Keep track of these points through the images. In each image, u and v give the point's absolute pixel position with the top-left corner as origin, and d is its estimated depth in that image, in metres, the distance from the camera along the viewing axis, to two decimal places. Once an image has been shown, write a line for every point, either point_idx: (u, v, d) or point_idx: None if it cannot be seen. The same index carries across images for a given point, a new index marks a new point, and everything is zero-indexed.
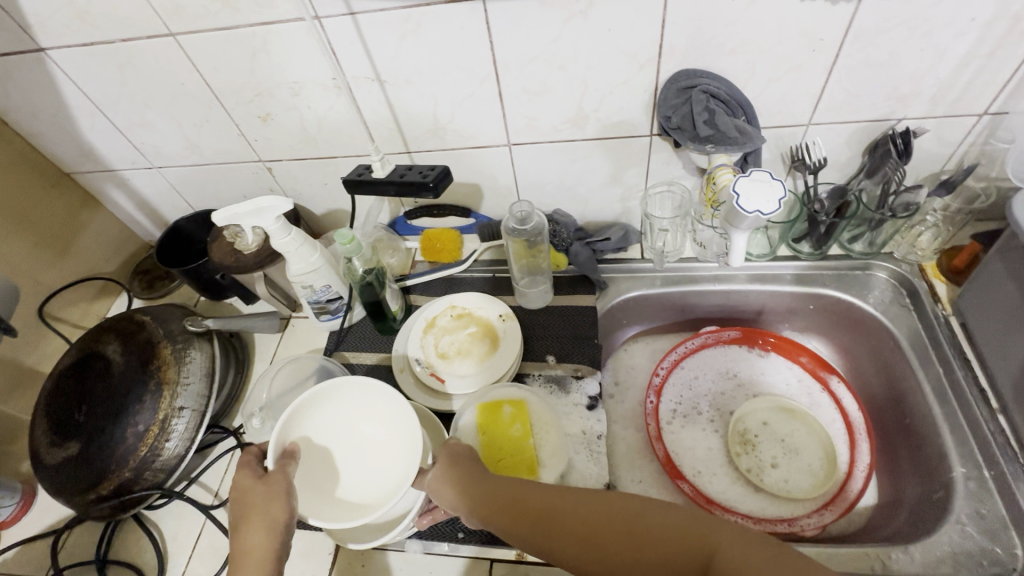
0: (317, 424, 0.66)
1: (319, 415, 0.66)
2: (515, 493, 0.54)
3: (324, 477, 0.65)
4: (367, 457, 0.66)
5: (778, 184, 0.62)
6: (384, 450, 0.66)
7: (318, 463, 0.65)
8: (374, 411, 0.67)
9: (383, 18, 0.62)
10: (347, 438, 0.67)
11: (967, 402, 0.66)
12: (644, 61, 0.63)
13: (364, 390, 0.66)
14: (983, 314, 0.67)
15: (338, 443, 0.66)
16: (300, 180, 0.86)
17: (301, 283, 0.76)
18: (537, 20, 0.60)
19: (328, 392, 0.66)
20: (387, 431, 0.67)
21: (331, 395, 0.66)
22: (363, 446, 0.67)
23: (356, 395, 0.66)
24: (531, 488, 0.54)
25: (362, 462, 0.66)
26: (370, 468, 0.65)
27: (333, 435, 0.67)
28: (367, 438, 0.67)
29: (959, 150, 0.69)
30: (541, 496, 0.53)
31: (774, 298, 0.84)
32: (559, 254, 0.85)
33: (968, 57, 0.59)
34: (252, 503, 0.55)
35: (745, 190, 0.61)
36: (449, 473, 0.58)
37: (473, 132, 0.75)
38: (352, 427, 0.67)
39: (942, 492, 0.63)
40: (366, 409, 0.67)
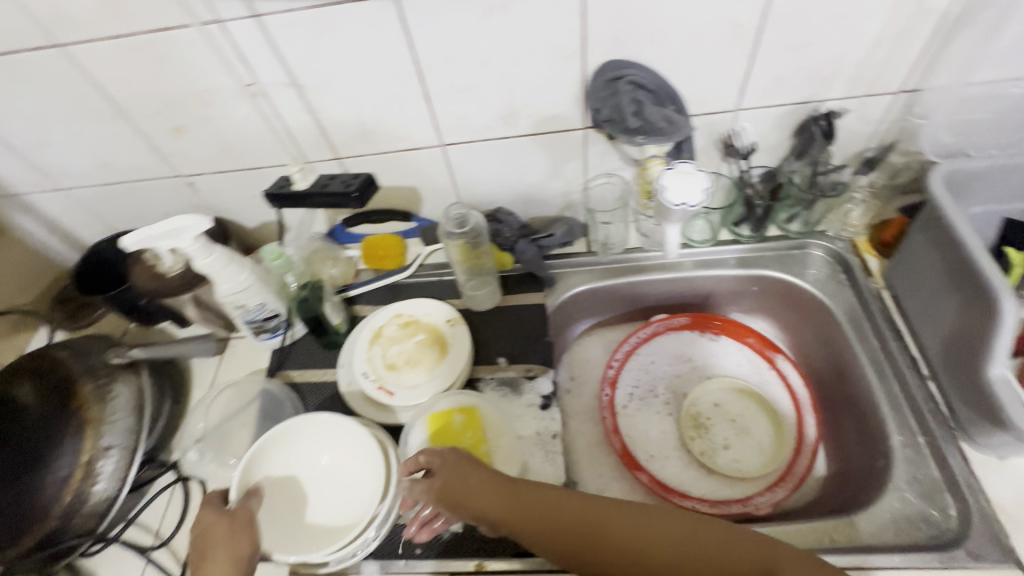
0: (285, 461, 0.66)
1: (287, 451, 0.67)
2: (528, 503, 0.54)
3: (289, 511, 0.63)
4: (334, 489, 0.65)
5: (703, 173, 0.63)
6: (348, 480, 0.65)
7: (286, 500, 0.64)
8: (339, 444, 0.67)
9: (291, 19, 0.58)
10: (314, 472, 0.66)
11: (901, 371, 0.68)
12: (569, 54, 0.62)
13: (329, 420, 0.67)
14: (911, 285, 0.69)
15: (305, 478, 0.66)
16: (225, 193, 0.81)
17: (233, 303, 0.72)
18: (454, 15, 0.58)
19: (295, 426, 0.67)
20: (353, 459, 0.66)
21: (297, 430, 0.67)
22: (330, 479, 0.66)
23: (322, 426, 0.67)
24: (547, 492, 0.55)
25: (329, 496, 0.64)
26: (338, 499, 0.64)
27: (300, 470, 0.66)
28: (333, 470, 0.66)
29: (882, 128, 0.71)
30: (555, 503, 0.54)
31: (719, 282, 0.85)
32: (505, 254, 0.84)
33: (880, 37, 0.61)
34: (214, 541, 0.56)
35: (670, 182, 0.63)
36: (452, 479, 0.55)
37: (403, 133, 0.72)
38: (318, 461, 0.66)
39: (883, 461, 0.65)
40: (333, 441, 0.67)
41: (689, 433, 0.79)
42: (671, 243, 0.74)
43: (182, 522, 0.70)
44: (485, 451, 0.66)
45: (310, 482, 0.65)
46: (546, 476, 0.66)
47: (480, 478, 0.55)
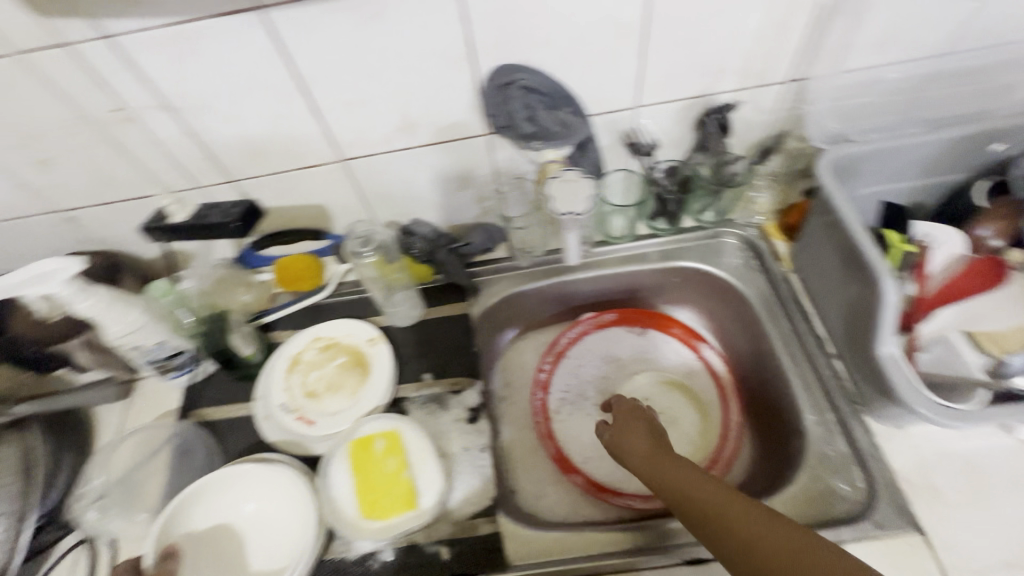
0: (207, 517, 0.63)
1: (208, 507, 0.63)
2: (661, 466, 0.59)
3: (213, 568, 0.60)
4: (262, 538, 0.62)
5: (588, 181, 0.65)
6: (275, 529, 0.62)
7: (217, 556, 0.61)
8: (266, 491, 0.64)
9: (148, 39, 0.54)
10: (241, 522, 0.63)
11: (810, 351, 0.71)
12: (457, 60, 0.60)
13: (246, 467, 0.64)
14: (814, 268, 0.71)
15: (233, 529, 0.62)
16: (112, 227, 0.75)
17: (127, 345, 0.68)
18: (328, 27, 0.55)
19: (218, 478, 0.64)
20: (280, 501, 0.63)
21: (214, 483, 0.63)
22: (260, 526, 0.63)
23: (241, 474, 0.64)
24: (682, 469, 0.57)
25: (260, 544, 0.62)
26: (265, 551, 0.61)
27: (227, 524, 0.63)
28: (261, 516, 0.63)
29: (776, 117, 0.73)
30: (676, 478, 0.56)
31: (641, 276, 0.86)
32: (423, 268, 0.82)
33: (760, 30, 0.62)
34: None
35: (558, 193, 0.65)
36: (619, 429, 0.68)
37: (297, 152, 0.68)
38: (243, 510, 0.63)
39: (798, 440, 0.68)
40: (259, 489, 0.64)
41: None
42: (572, 247, 0.77)
43: None
44: (408, 475, 0.64)
45: (239, 533, 0.62)
46: (476, 492, 0.66)
47: (637, 436, 0.65)
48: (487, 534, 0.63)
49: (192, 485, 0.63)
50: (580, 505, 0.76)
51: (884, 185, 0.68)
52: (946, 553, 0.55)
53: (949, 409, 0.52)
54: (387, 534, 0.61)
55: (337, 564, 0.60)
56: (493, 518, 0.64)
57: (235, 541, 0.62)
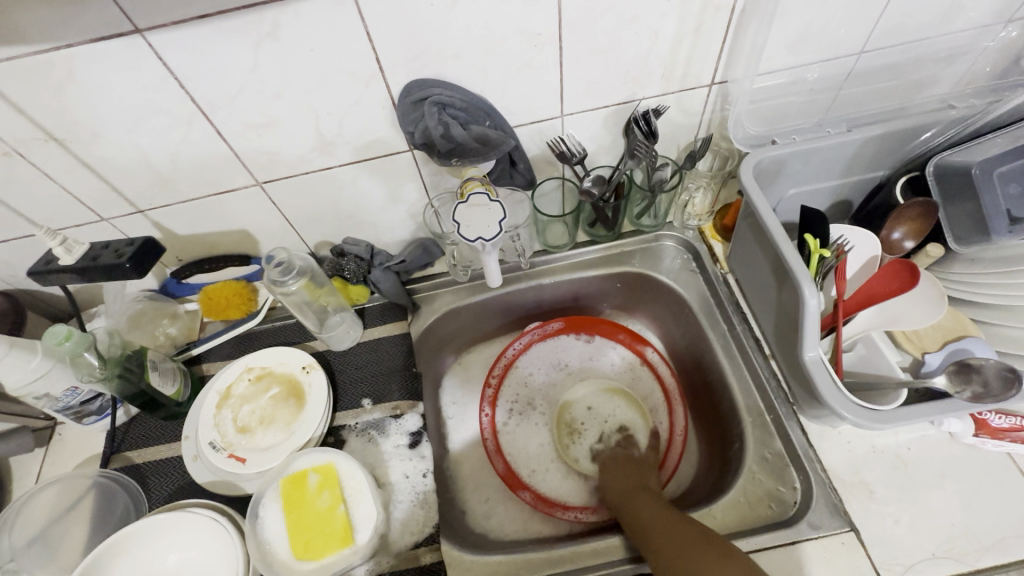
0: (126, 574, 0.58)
1: (126, 563, 0.59)
2: (631, 495, 0.65)
3: None
4: None
5: (497, 206, 0.63)
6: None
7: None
8: (189, 539, 0.60)
9: (18, 68, 0.49)
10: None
11: (747, 354, 0.71)
12: (367, 77, 0.57)
13: (165, 517, 0.60)
14: (746, 271, 0.72)
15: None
16: (15, 265, 0.70)
17: (32, 396, 0.62)
18: (220, 49, 0.52)
19: (135, 532, 0.60)
20: (205, 548, 0.60)
21: (132, 537, 0.59)
22: None
23: (159, 523, 0.60)
24: (642, 496, 0.64)
25: None
26: None
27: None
28: (185, 567, 0.59)
29: (704, 120, 0.73)
30: (634, 501, 0.64)
31: (584, 282, 0.85)
32: (358, 289, 0.79)
33: (679, 35, 0.61)
34: None
35: (465, 218, 0.62)
36: (609, 469, 0.73)
37: (208, 178, 0.65)
38: (165, 563, 0.59)
39: (738, 444, 0.68)
40: (180, 538, 0.60)
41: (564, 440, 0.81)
42: (494, 272, 0.71)
43: None
44: (343, 511, 0.61)
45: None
46: (416, 520, 0.64)
47: (617, 473, 0.71)
48: (429, 564, 0.61)
49: (107, 541, 0.58)
50: (530, 522, 0.75)
51: (809, 185, 0.69)
52: (877, 549, 0.56)
53: (867, 410, 0.52)
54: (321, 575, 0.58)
55: None
56: (435, 546, 0.63)
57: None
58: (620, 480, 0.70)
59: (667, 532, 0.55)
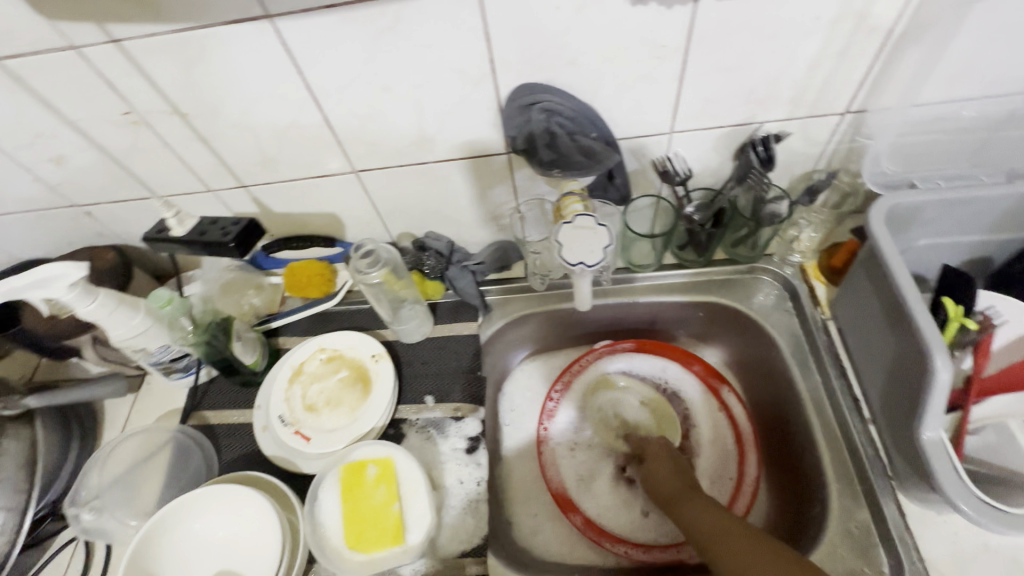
0: (172, 561, 0.60)
1: (171, 549, 0.60)
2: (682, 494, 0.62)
3: None
4: (242, 548, 0.61)
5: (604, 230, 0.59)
6: (245, 532, 0.61)
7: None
8: (224, 509, 0.62)
9: (156, 44, 0.51)
10: (212, 552, 0.61)
11: (842, 413, 0.64)
12: (477, 77, 0.56)
13: (196, 492, 0.62)
14: (855, 322, 0.65)
15: (206, 562, 0.60)
16: (129, 223, 0.75)
17: (131, 348, 0.66)
18: (341, 40, 0.52)
19: (166, 521, 0.61)
20: (242, 513, 0.62)
21: (169, 520, 0.61)
22: (233, 540, 0.61)
23: (191, 501, 0.62)
24: (705, 505, 0.59)
25: (242, 552, 0.60)
26: (248, 552, 0.60)
27: (197, 561, 0.61)
28: (232, 539, 0.61)
29: (828, 149, 0.66)
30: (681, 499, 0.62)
31: (664, 306, 0.80)
32: (433, 284, 0.79)
33: (819, 57, 0.55)
34: None
35: (568, 239, 0.59)
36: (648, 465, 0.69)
37: (309, 161, 0.66)
38: (211, 538, 0.61)
39: (819, 508, 0.63)
40: (215, 512, 0.62)
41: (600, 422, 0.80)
42: (584, 297, 0.69)
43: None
44: (398, 508, 0.62)
45: (212, 564, 0.60)
46: (467, 529, 0.64)
47: (663, 469, 0.67)
48: None
49: (143, 532, 0.60)
50: (576, 546, 0.72)
51: (944, 237, 0.61)
52: None
53: (991, 507, 0.46)
54: (366, 567, 0.59)
55: None
56: (482, 559, 0.62)
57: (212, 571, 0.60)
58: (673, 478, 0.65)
59: (741, 550, 0.51)
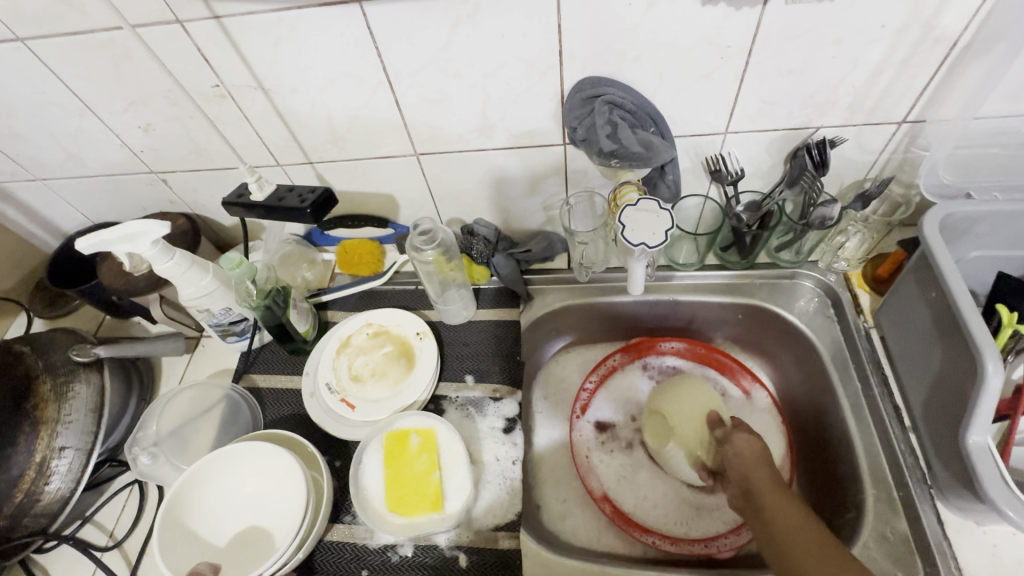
0: (205, 514, 0.63)
1: (204, 500, 0.64)
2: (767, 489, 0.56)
3: (243, 545, 0.62)
4: (272, 502, 0.64)
5: (665, 214, 0.60)
6: (273, 488, 0.64)
7: (234, 549, 0.61)
8: (254, 466, 0.65)
9: (252, 21, 0.55)
10: (242, 506, 0.64)
11: (882, 420, 0.64)
12: (544, 68, 0.59)
13: (231, 448, 0.65)
14: (900, 330, 0.65)
15: (236, 517, 0.63)
16: (199, 192, 0.80)
17: (197, 308, 0.70)
18: (422, 25, 0.55)
19: (198, 479, 0.64)
20: (274, 472, 0.65)
21: (205, 471, 0.64)
22: (262, 495, 0.64)
23: (226, 456, 0.65)
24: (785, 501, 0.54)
25: (271, 506, 0.63)
26: (277, 506, 0.63)
27: (226, 514, 0.63)
28: (262, 495, 0.64)
29: (881, 159, 0.67)
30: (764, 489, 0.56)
31: (702, 307, 0.81)
32: (478, 269, 0.81)
33: (881, 65, 0.56)
34: None
35: (631, 222, 0.59)
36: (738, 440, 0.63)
37: (374, 141, 0.69)
38: (242, 493, 0.64)
39: (854, 513, 0.63)
40: (245, 469, 0.65)
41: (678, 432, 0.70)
42: (637, 280, 0.67)
43: (137, 523, 0.69)
44: (438, 477, 0.64)
45: (242, 518, 0.63)
46: (501, 505, 0.65)
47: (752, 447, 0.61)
48: (507, 550, 0.62)
49: (181, 481, 0.63)
50: (604, 534, 0.73)
51: (997, 250, 0.61)
52: None
53: None
54: (407, 529, 0.62)
55: (360, 550, 0.64)
56: (515, 534, 0.63)
57: (239, 525, 0.63)
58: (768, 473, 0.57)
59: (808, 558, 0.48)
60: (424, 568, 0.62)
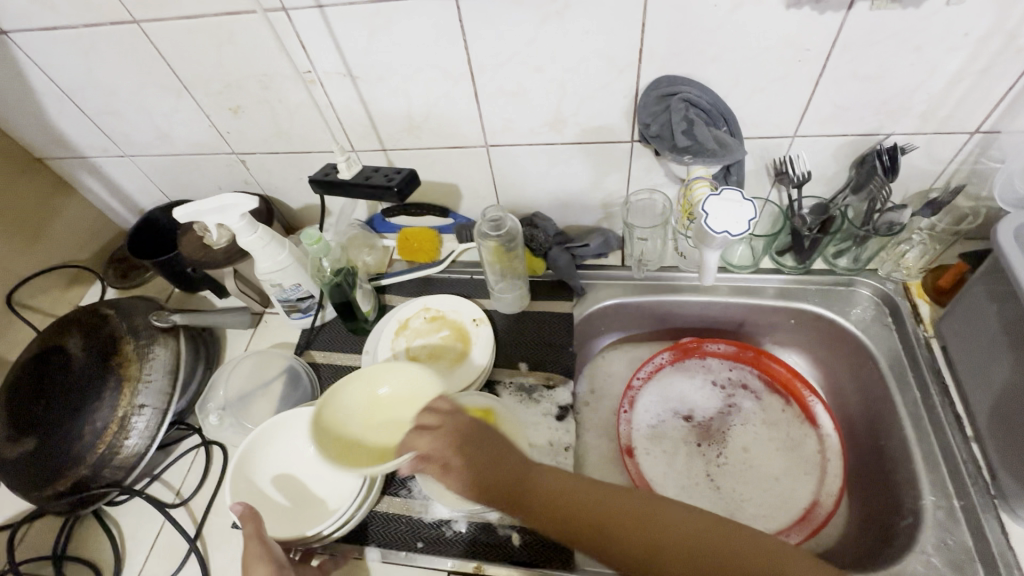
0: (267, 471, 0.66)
1: (268, 457, 0.66)
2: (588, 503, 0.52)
3: (299, 504, 0.64)
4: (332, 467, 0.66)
5: (750, 204, 0.58)
6: None
7: (289, 508, 0.64)
8: None
9: (352, 12, 0.59)
10: (303, 467, 0.67)
11: (943, 428, 0.64)
12: (623, 65, 0.61)
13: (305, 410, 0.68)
14: (965, 339, 0.64)
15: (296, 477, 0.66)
16: (274, 174, 0.84)
17: (270, 282, 0.73)
18: (510, 19, 0.58)
19: (266, 436, 0.67)
20: None
21: (273, 430, 0.67)
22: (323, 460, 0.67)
23: (293, 419, 0.68)
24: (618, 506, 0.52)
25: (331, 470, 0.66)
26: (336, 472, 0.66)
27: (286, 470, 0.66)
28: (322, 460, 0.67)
29: (949, 168, 0.67)
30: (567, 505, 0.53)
31: (755, 310, 0.82)
32: (537, 259, 0.83)
33: (960, 73, 0.57)
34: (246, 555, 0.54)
35: (714, 209, 0.58)
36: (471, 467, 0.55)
37: (449, 131, 0.72)
38: (304, 454, 0.67)
39: (910, 520, 0.62)
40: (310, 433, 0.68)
41: (370, 426, 0.64)
42: (710, 272, 0.65)
43: (202, 484, 0.73)
44: None
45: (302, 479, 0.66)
46: None
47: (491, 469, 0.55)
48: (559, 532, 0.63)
49: (251, 437, 0.66)
50: None
51: None
52: None
53: None
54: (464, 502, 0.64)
55: (415, 522, 0.66)
56: None
57: (298, 484, 0.66)
58: (549, 488, 0.54)
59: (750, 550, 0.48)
60: (475, 543, 0.63)
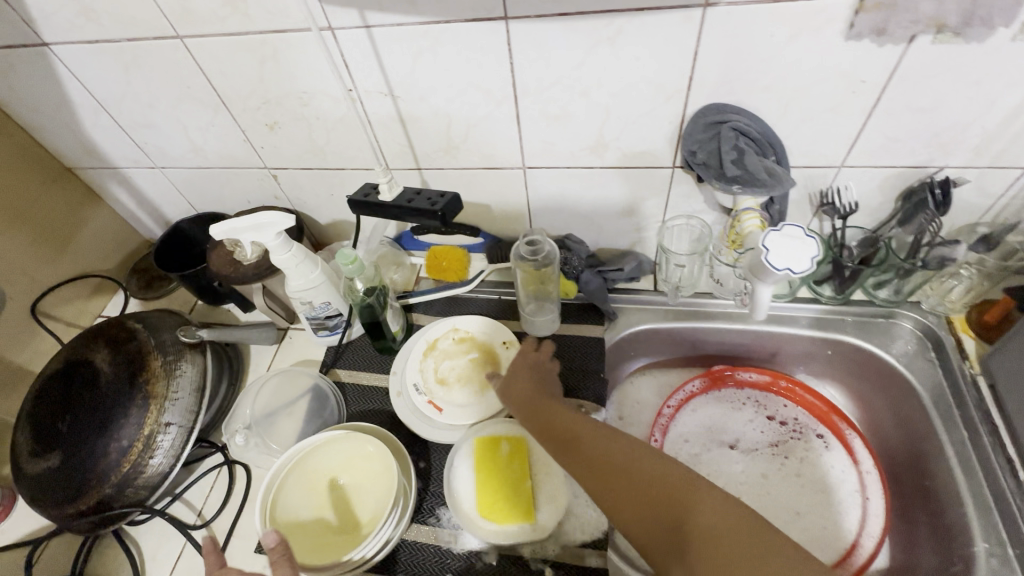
0: (291, 500, 0.63)
1: (293, 485, 0.64)
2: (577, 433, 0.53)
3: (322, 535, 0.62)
4: (357, 498, 0.64)
5: (813, 241, 0.56)
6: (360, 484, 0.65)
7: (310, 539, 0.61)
8: (347, 460, 0.67)
9: (400, 33, 0.59)
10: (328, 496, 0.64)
11: (994, 471, 0.62)
12: (672, 92, 0.60)
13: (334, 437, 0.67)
14: (1016, 379, 0.62)
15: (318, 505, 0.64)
16: (305, 189, 0.84)
17: (300, 299, 0.72)
18: (560, 43, 0.57)
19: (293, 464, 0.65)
20: (367, 469, 0.66)
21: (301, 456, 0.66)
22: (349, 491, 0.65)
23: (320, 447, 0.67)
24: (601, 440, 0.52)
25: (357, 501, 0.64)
26: (363, 503, 0.64)
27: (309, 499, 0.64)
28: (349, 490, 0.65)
29: (999, 203, 0.66)
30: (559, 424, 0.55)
31: (791, 340, 0.80)
32: (569, 283, 0.82)
33: (1019, 109, 0.55)
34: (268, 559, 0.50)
35: (775, 245, 0.56)
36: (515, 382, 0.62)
37: (487, 152, 0.72)
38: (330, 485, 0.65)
39: (962, 567, 0.60)
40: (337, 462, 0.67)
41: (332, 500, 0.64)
42: (761, 306, 0.63)
43: (225, 505, 0.71)
44: (530, 487, 0.65)
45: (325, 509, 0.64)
46: (589, 520, 0.64)
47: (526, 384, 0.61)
48: (594, 568, 0.61)
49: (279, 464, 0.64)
50: None
51: None
52: None
53: None
54: (504, 535, 0.63)
55: (443, 553, 0.64)
56: (602, 553, 0.62)
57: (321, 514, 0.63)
58: (548, 407, 0.57)
59: (717, 519, 0.44)
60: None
